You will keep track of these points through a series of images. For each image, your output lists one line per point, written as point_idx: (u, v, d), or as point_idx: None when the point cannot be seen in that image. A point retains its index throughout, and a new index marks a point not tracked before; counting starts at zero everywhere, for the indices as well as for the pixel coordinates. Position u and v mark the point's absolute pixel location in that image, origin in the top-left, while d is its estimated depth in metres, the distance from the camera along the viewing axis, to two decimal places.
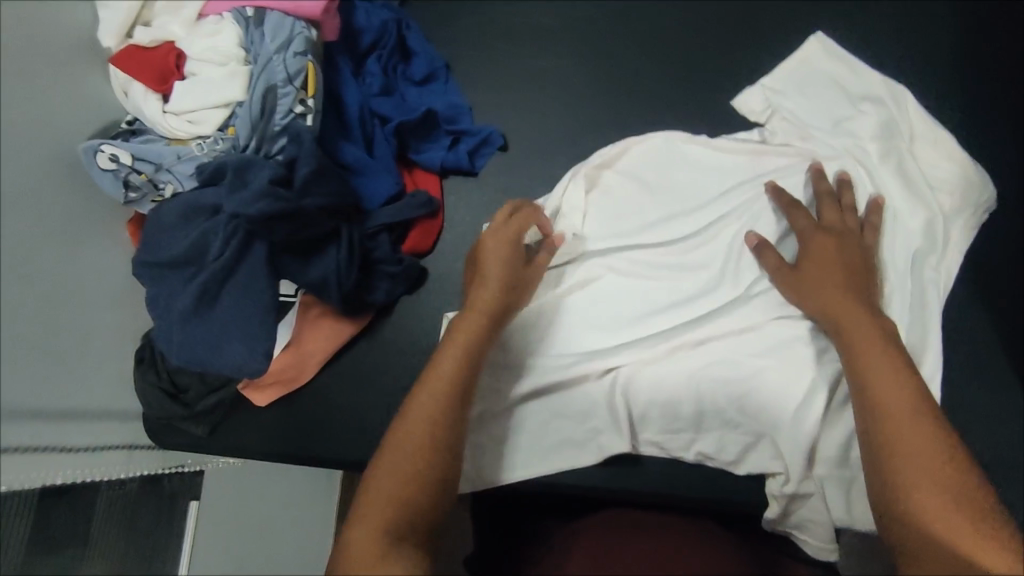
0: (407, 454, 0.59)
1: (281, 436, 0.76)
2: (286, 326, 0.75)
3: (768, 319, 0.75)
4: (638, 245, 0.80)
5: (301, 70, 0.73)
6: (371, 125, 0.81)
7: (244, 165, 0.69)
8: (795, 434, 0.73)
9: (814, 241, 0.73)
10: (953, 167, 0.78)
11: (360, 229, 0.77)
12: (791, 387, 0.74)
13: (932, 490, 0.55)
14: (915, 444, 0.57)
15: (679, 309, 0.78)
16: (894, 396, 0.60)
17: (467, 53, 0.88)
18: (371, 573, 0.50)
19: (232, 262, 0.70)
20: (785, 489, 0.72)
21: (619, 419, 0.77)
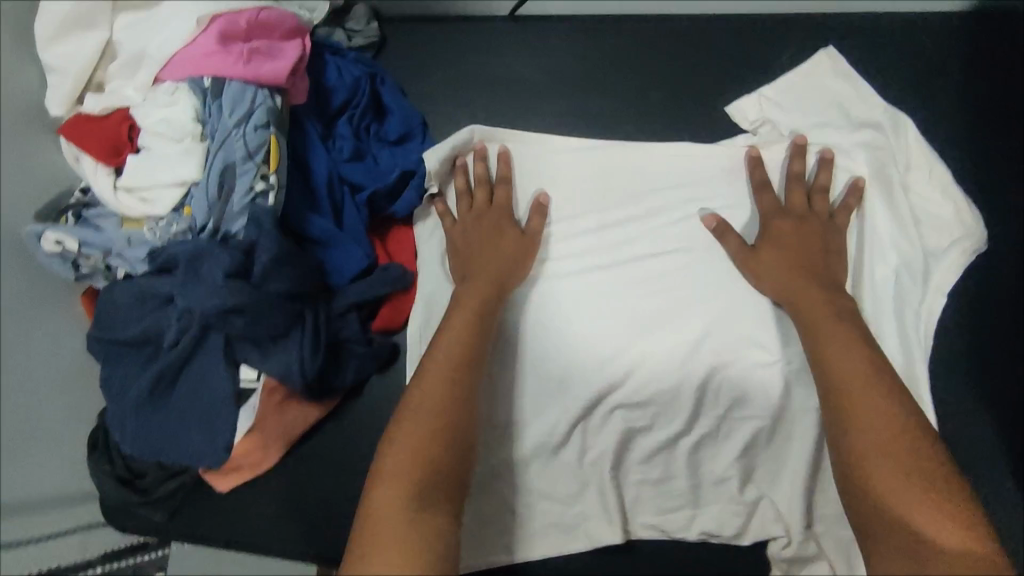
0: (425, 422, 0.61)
1: (267, 531, 0.75)
2: (248, 410, 0.71)
3: (756, 362, 0.74)
4: (625, 266, 0.78)
5: (262, 145, 0.66)
6: (340, 192, 0.76)
7: (197, 254, 0.63)
8: (793, 496, 0.73)
9: (777, 229, 0.75)
10: (949, 207, 0.79)
11: (326, 309, 0.72)
12: (787, 460, 0.74)
13: (905, 499, 0.56)
14: (881, 454, 0.59)
15: (671, 339, 0.76)
16: (868, 412, 0.61)
17: (443, 90, 0.87)
18: (404, 530, 0.54)
19: (188, 352, 0.67)
20: (787, 553, 0.72)
21: (611, 510, 0.73)
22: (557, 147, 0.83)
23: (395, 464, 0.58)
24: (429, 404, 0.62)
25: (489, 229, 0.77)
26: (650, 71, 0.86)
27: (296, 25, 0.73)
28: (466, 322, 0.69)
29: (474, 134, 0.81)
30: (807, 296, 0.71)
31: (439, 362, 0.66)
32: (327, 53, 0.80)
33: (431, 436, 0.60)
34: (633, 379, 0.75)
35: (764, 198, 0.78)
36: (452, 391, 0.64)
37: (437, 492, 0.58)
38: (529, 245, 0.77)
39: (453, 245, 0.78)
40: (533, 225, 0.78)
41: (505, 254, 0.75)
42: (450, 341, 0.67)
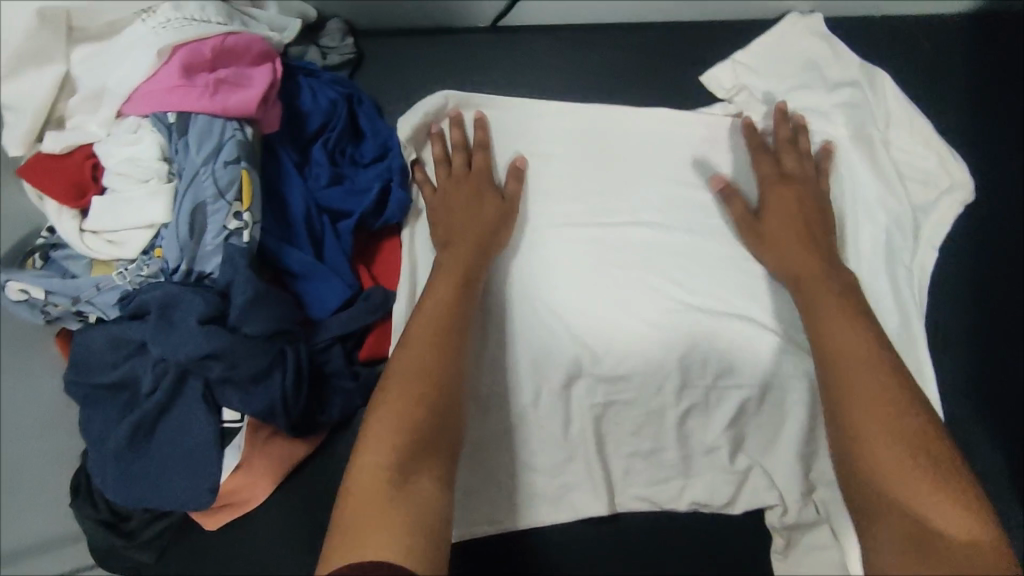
0: (403, 399, 0.59)
1: (262, 562, 0.74)
2: (234, 449, 0.70)
3: (746, 327, 0.72)
4: (615, 229, 0.77)
5: (233, 181, 0.64)
6: (320, 222, 0.74)
7: (170, 300, 0.61)
8: (788, 466, 0.71)
9: (776, 198, 0.74)
10: (935, 159, 0.81)
11: (308, 345, 0.70)
12: (776, 436, 0.72)
13: (903, 475, 0.54)
14: (879, 426, 0.56)
15: (660, 314, 0.73)
16: (864, 384, 0.59)
17: (424, 88, 0.87)
18: (387, 507, 0.52)
19: (166, 401, 0.65)
20: (790, 518, 0.70)
21: (597, 476, 0.71)
22: (538, 117, 0.83)
23: (378, 437, 0.56)
24: (411, 378, 0.60)
25: (467, 193, 0.76)
26: (620, 67, 0.87)
27: (264, 49, 0.70)
28: (445, 295, 0.67)
29: (449, 100, 0.81)
30: (810, 270, 0.69)
31: (420, 336, 0.63)
32: (300, 76, 0.77)
33: (415, 411, 0.58)
34: (615, 356, 0.72)
35: (762, 165, 0.77)
36: (430, 367, 0.61)
37: (424, 470, 0.56)
38: (509, 209, 0.76)
39: (435, 214, 0.76)
40: (511, 191, 0.76)
41: (487, 220, 0.74)
42: (431, 314, 0.65)
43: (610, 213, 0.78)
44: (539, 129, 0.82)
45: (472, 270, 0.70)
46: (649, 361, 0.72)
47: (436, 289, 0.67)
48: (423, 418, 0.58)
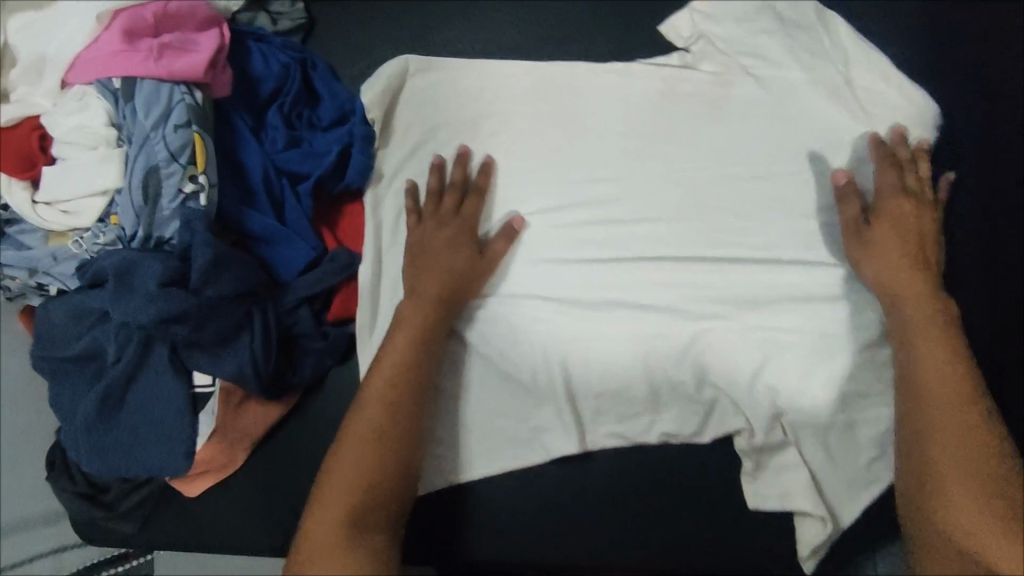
0: (354, 454, 0.64)
1: (237, 523, 0.76)
2: (208, 414, 0.71)
3: (715, 267, 0.72)
4: (582, 186, 0.76)
5: (186, 144, 0.63)
6: (279, 185, 0.74)
7: (128, 265, 0.61)
8: (758, 404, 0.68)
9: (890, 206, 0.70)
10: (900, 97, 0.76)
11: (276, 306, 0.71)
12: (743, 367, 0.69)
13: (965, 507, 0.58)
14: (954, 479, 0.59)
15: (627, 265, 0.73)
16: (949, 414, 0.61)
17: (380, 50, 0.86)
18: (331, 564, 0.58)
19: (133, 367, 0.65)
20: (756, 442, 0.68)
21: (565, 416, 0.72)
22: (499, 72, 0.82)
23: (331, 495, 0.62)
24: (367, 433, 0.65)
25: (447, 244, 0.72)
26: (579, 19, 0.86)
27: (210, 14, 0.69)
28: (402, 349, 0.69)
29: (408, 64, 0.82)
30: (913, 289, 0.67)
31: (375, 392, 0.67)
32: (250, 41, 0.77)
33: (365, 470, 0.63)
34: (585, 303, 0.72)
35: (886, 175, 0.71)
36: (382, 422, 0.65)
37: (372, 525, 0.61)
38: (486, 265, 0.73)
39: (411, 249, 0.74)
40: (494, 249, 0.73)
41: (456, 270, 0.71)
42: (385, 370, 0.68)
43: (574, 168, 0.77)
44: (498, 86, 0.81)
45: (431, 320, 0.70)
46: (615, 316, 0.72)
47: (392, 343, 0.69)
48: (377, 469, 0.63)
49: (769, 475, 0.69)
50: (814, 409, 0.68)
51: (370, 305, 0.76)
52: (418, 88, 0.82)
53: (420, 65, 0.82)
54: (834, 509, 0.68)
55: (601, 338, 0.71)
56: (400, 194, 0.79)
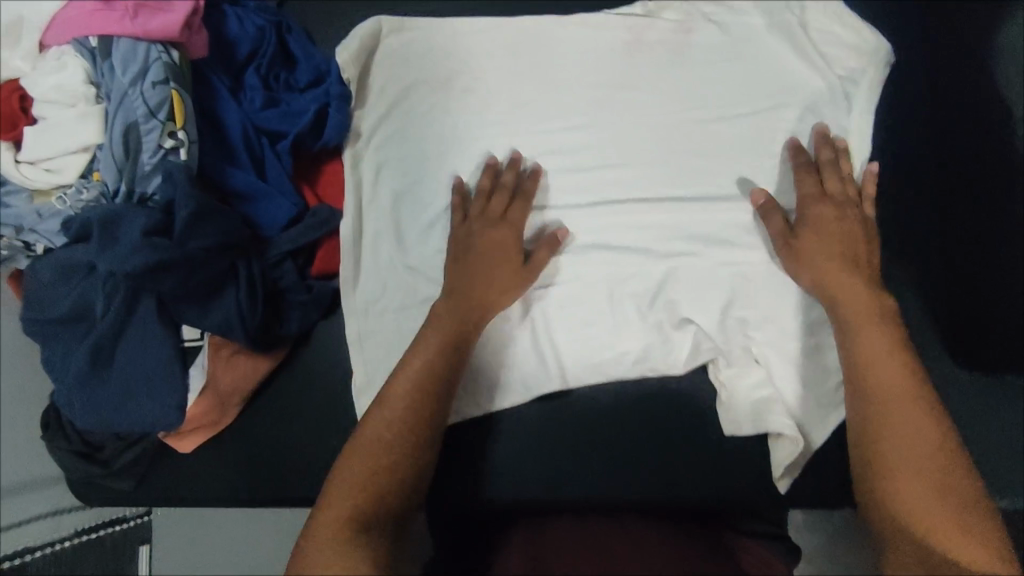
0: (372, 448, 0.62)
1: (227, 477, 0.77)
2: (198, 369, 0.73)
3: (682, 208, 0.74)
4: (553, 135, 0.78)
5: (164, 101, 0.65)
6: (259, 144, 0.76)
7: (112, 218, 0.63)
8: (726, 331, 0.71)
9: (814, 210, 0.70)
10: (851, 34, 0.78)
11: (260, 261, 0.72)
12: (712, 300, 0.72)
13: (922, 496, 0.55)
14: (908, 470, 0.57)
15: (599, 210, 0.75)
16: (899, 406, 0.59)
17: (354, 12, 0.87)
18: (339, 556, 0.54)
19: (121, 318, 0.66)
20: (722, 374, 0.71)
21: (544, 357, 0.74)
22: (470, 29, 0.83)
23: (344, 487, 0.59)
24: (389, 428, 0.63)
25: (489, 249, 0.71)
26: None
27: None
28: (432, 351, 0.67)
29: (382, 25, 0.83)
30: (847, 288, 0.66)
31: (401, 389, 0.65)
32: (225, 4, 0.79)
33: (381, 463, 0.61)
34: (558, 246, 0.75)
35: (806, 182, 0.72)
36: (404, 420, 0.64)
37: (383, 521, 0.58)
38: (523, 277, 0.71)
39: (455, 245, 0.72)
40: (539, 257, 0.71)
41: (507, 279, 0.70)
42: (416, 368, 0.66)
43: (545, 119, 0.79)
44: (469, 44, 0.83)
45: (465, 327, 0.69)
46: (588, 257, 0.74)
47: (422, 343, 0.68)
48: (394, 463, 0.61)
49: (745, 393, 0.70)
50: (783, 335, 0.71)
51: (352, 259, 0.78)
52: (391, 48, 0.84)
53: (393, 26, 0.84)
54: (802, 425, 0.70)
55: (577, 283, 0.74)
56: (377, 151, 0.81)
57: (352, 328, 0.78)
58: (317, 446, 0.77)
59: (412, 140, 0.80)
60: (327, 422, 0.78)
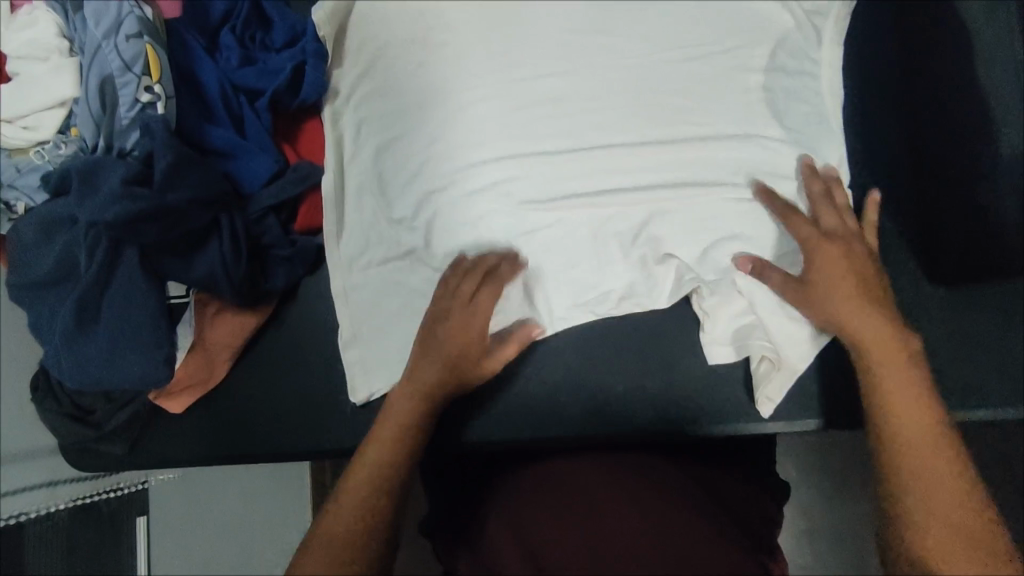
0: (364, 484, 0.67)
1: (217, 436, 0.78)
2: (185, 327, 0.73)
3: (661, 149, 0.75)
4: (530, 86, 0.78)
5: (139, 54, 0.65)
6: (236, 102, 0.76)
7: (90, 168, 0.63)
8: (709, 267, 0.73)
9: (820, 254, 0.68)
10: None
11: (242, 216, 0.72)
12: (693, 240, 0.73)
13: (946, 539, 0.58)
14: (935, 509, 0.59)
15: (579, 156, 0.76)
16: (909, 410, 0.63)
17: None
18: None
19: (104, 273, 0.66)
20: (705, 303, 0.74)
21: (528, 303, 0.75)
22: None
23: (334, 521, 0.65)
24: (376, 461, 0.68)
25: (456, 340, 0.72)
26: None
27: None
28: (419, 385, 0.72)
29: None
30: (860, 326, 0.67)
31: (397, 414, 0.71)
32: None
33: (369, 496, 0.66)
34: (537, 198, 0.75)
35: (801, 227, 0.70)
36: (391, 454, 0.69)
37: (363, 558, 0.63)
38: (486, 367, 0.74)
39: (428, 322, 0.73)
40: (512, 341, 0.74)
41: (479, 347, 0.73)
42: (406, 400, 0.71)
43: (521, 67, 0.79)
44: None
45: (448, 374, 0.72)
46: (566, 205, 0.74)
47: (411, 375, 0.72)
48: (379, 499, 0.67)
49: (726, 321, 0.73)
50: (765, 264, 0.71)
51: (335, 213, 0.79)
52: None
53: None
54: (783, 353, 0.70)
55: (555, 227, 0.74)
56: (355, 109, 0.81)
57: (337, 280, 0.79)
58: (306, 400, 0.78)
59: (384, 94, 0.79)
60: (319, 376, 0.79)
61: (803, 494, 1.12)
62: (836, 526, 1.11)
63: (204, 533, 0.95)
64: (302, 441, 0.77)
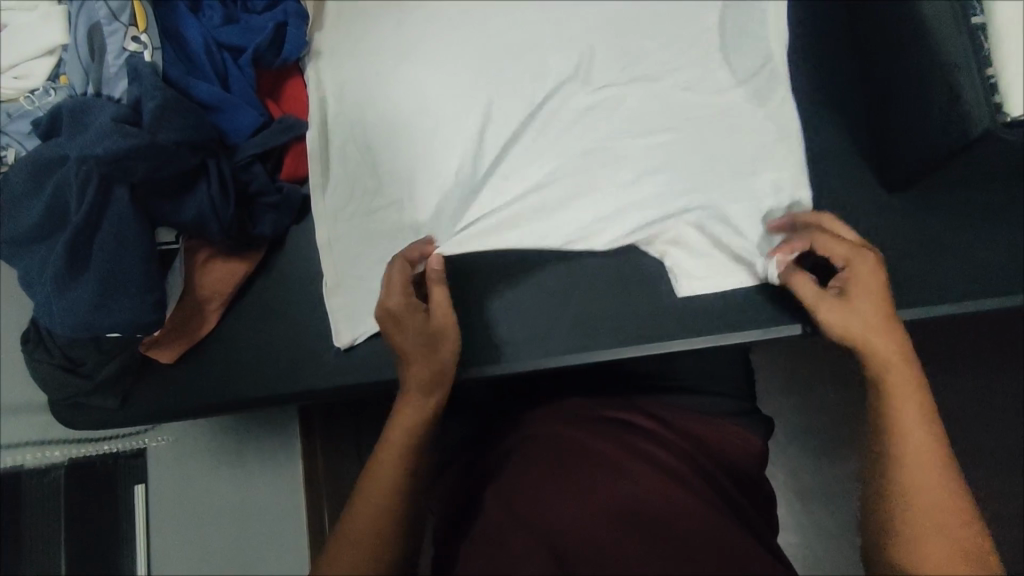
0: (375, 510, 0.62)
1: (208, 383, 0.79)
2: (175, 272, 0.76)
3: (623, 88, 0.79)
4: (501, 36, 0.81)
5: (125, 5, 0.69)
6: (220, 58, 0.77)
7: (81, 108, 0.67)
8: (671, 195, 0.77)
9: (867, 268, 0.65)
10: None
11: (229, 162, 0.75)
12: (654, 172, 0.77)
13: (939, 545, 0.55)
14: (929, 513, 0.56)
15: (548, 102, 0.80)
16: (909, 407, 0.60)
17: None
18: None
19: (95, 213, 0.66)
20: (659, 239, 0.77)
21: (498, 234, 0.77)
22: None
23: (340, 554, 0.61)
24: (386, 486, 0.63)
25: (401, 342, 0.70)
26: None
27: None
28: (418, 399, 0.67)
29: None
30: (875, 328, 0.63)
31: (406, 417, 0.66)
32: None
33: (380, 521, 0.62)
34: (506, 143, 0.79)
35: (837, 245, 0.67)
36: (405, 477, 0.64)
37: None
38: (438, 331, 0.70)
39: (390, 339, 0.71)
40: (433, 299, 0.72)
41: (415, 323, 0.71)
42: (414, 416, 0.66)
43: (493, 17, 0.82)
44: None
45: (431, 378, 0.68)
46: (536, 147, 0.79)
47: (409, 395, 0.68)
48: (387, 528, 0.62)
49: (682, 253, 0.76)
50: (724, 190, 0.77)
51: (320, 166, 0.80)
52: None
53: None
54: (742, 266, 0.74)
55: (529, 172, 0.79)
56: (334, 67, 0.82)
57: (322, 230, 0.80)
58: (296, 343, 0.80)
59: (361, 52, 0.82)
60: (307, 320, 0.81)
61: (794, 454, 1.14)
62: (825, 480, 1.13)
63: (209, 510, 0.89)
64: (293, 382, 0.79)
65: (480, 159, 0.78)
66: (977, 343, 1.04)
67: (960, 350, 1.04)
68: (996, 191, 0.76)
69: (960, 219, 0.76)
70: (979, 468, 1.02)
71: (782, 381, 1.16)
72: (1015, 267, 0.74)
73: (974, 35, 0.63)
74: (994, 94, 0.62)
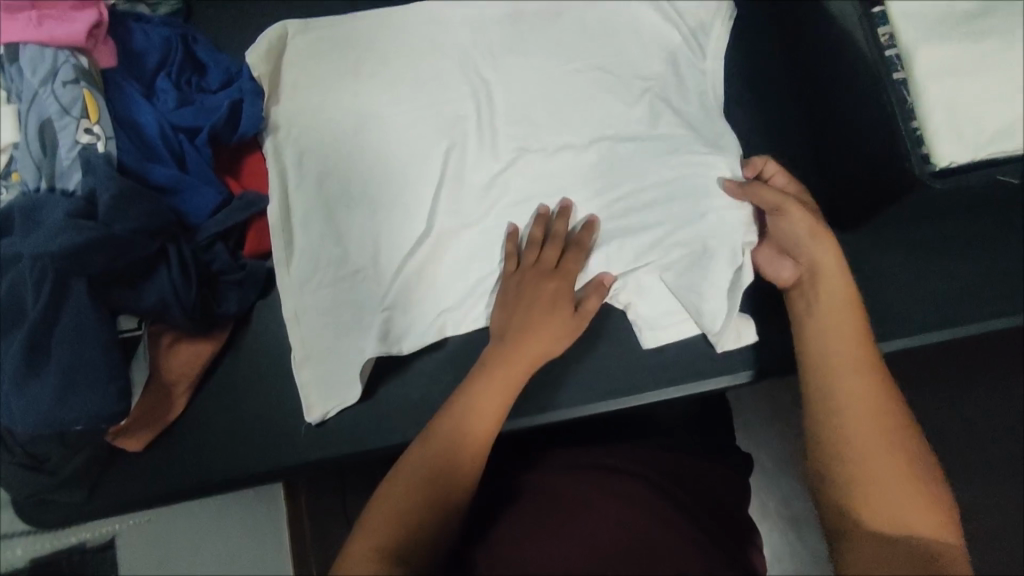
0: (417, 477, 0.60)
1: (178, 468, 0.78)
2: (140, 359, 0.74)
3: (580, 145, 0.81)
4: (457, 103, 0.83)
5: (76, 98, 0.69)
6: (177, 140, 0.77)
7: (35, 206, 0.67)
8: (633, 246, 0.78)
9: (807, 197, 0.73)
10: None
11: (190, 244, 0.74)
12: (614, 227, 0.79)
13: (876, 471, 0.56)
14: (867, 443, 0.57)
15: (516, 164, 0.81)
16: (849, 345, 0.62)
17: (251, 19, 0.91)
18: None
19: (52, 308, 0.66)
20: (624, 297, 0.78)
21: (467, 296, 0.79)
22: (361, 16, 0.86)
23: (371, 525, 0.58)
24: (437, 452, 0.62)
25: (548, 317, 0.72)
26: None
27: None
28: (498, 372, 0.68)
29: (287, 29, 0.84)
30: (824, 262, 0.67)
31: (427, 453, 0.62)
32: (129, 20, 0.80)
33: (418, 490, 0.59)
34: (473, 212, 0.80)
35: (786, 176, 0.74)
36: (456, 443, 0.62)
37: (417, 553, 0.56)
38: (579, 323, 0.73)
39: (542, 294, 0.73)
40: (587, 301, 0.74)
41: (562, 311, 0.73)
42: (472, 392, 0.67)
43: (446, 86, 0.83)
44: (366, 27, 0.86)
45: (522, 354, 0.70)
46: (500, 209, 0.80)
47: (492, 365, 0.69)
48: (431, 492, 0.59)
49: (646, 308, 0.78)
50: (683, 238, 0.78)
51: (282, 239, 0.79)
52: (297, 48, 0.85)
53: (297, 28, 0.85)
54: (702, 325, 0.76)
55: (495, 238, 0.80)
56: (293, 142, 0.82)
57: (290, 304, 0.79)
58: (267, 421, 0.79)
59: (319, 124, 0.82)
60: (278, 394, 0.80)
61: (783, 485, 1.14)
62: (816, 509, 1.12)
63: None
64: (266, 460, 0.78)
65: (450, 234, 0.80)
66: (957, 363, 1.04)
67: (942, 371, 1.04)
68: (941, 220, 0.79)
69: (909, 253, 0.78)
70: (971, 485, 1.00)
71: (765, 413, 1.16)
72: (967, 298, 0.76)
73: (897, 88, 0.72)
74: (922, 144, 0.72)
